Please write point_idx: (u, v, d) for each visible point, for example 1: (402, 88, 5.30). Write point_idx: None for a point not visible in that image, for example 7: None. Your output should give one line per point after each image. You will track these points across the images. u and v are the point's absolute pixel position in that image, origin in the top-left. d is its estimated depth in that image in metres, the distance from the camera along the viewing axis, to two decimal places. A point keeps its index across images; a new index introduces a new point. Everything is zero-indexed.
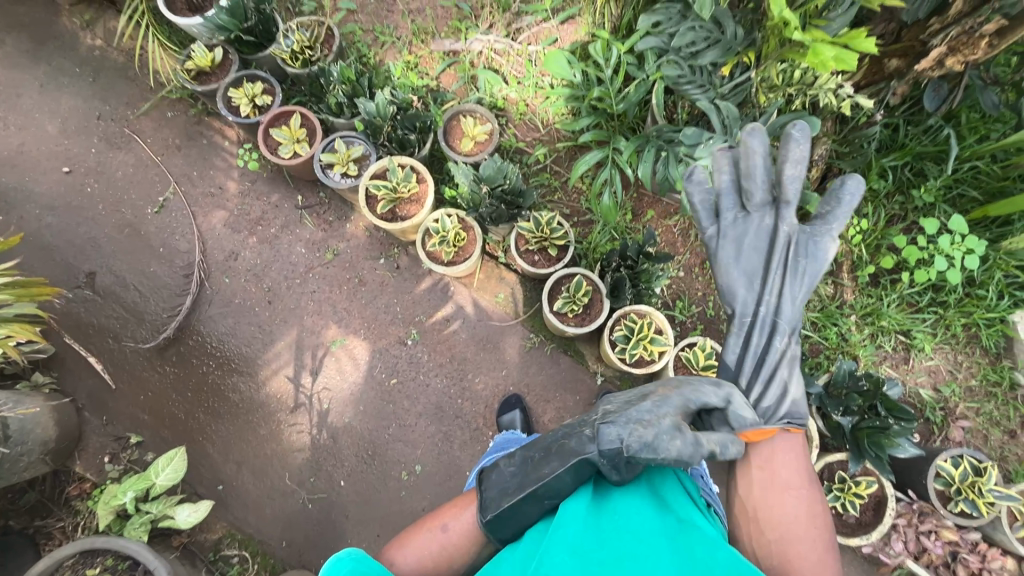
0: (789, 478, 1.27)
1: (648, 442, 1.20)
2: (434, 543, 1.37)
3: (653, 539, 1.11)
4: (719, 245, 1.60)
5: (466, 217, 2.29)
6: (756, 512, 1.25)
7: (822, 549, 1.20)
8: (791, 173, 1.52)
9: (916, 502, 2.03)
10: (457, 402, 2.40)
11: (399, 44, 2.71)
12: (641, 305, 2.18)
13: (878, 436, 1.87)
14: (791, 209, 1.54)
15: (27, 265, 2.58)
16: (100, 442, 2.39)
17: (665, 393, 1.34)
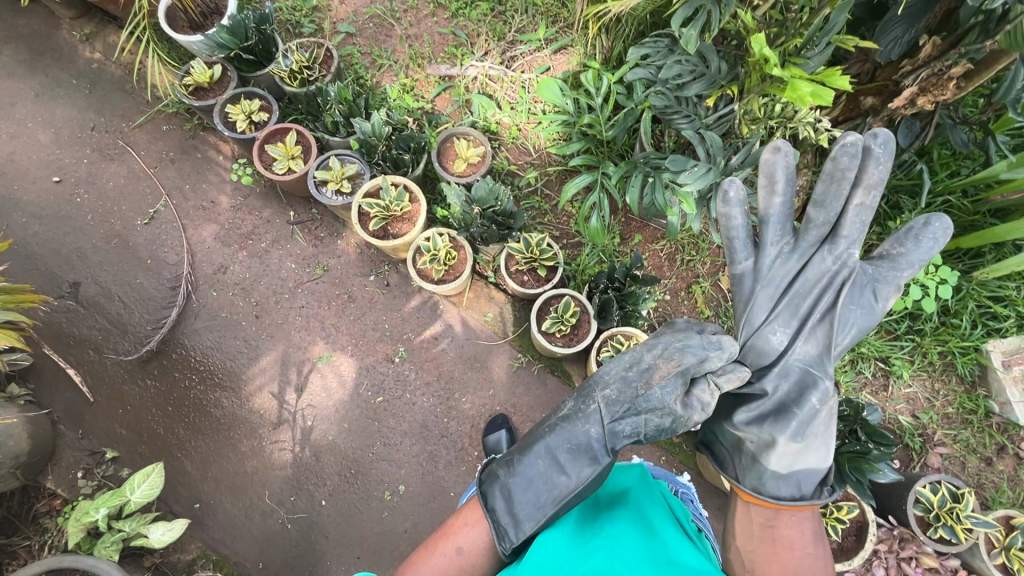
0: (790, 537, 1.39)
1: (663, 427, 1.48)
2: (453, 565, 1.37)
3: (630, 557, 1.20)
4: (754, 281, 1.63)
5: (457, 236, 2.32)
6: (753, 565, 1.39)
7: None
8: (861, 203, 1.52)
9: (897, 527, 2.06)
10: (443, 420, 2.39)
11: (396, 67, 2.78)
12: (629, 326, 2.20)
13: (857, 459, 1.88)
14: (854, 248, 1.56)
15: (8, 272, 2.55)
16: (74, 457, 2.33)
17: (669, 375, 1.47)
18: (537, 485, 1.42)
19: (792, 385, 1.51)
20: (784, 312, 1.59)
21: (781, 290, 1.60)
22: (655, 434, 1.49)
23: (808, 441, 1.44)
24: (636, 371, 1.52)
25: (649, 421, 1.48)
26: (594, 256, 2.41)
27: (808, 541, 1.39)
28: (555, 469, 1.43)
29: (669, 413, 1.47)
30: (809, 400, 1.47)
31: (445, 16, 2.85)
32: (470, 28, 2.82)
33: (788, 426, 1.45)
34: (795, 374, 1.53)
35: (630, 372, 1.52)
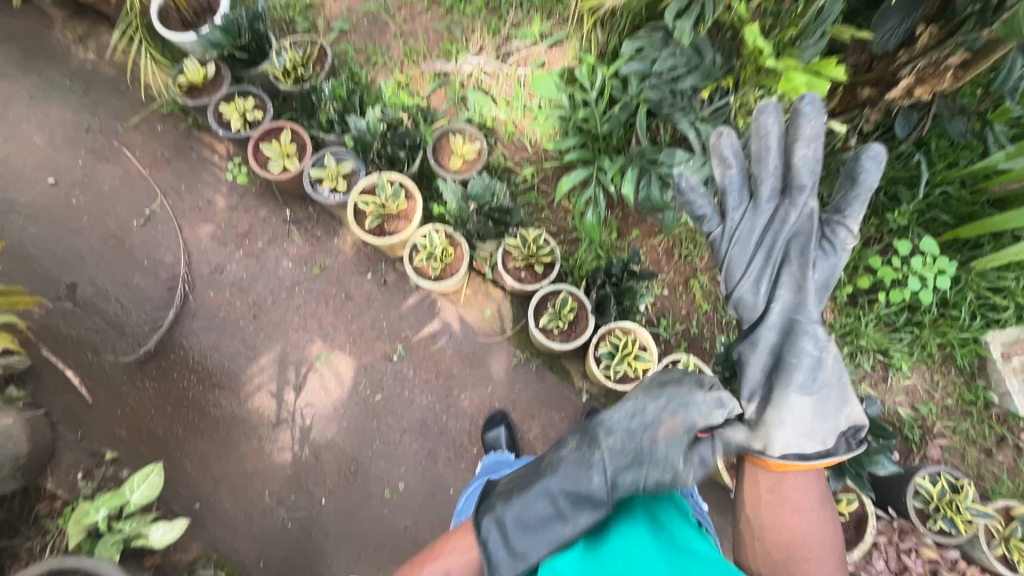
0: (801, 503, 1.28)
1: (664, 485, 1.34)
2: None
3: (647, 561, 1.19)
4: (729, 248, 1.55)
5: (453, 233, 2.32)
6: (763, 533, 1.27)
7: (833, 567, 1.23)
8: (804, 154, 1.44)
9: (896, 519, 2.06)
10: (442, 418, 2.39)
11: (390, 64, 2.77)
12: (626, 321, 2.20)
13: (856, 453, 1.88)
14: (806, 193, 1.46)
15: (5, 275, 2.55)
16: (74, 458, 2.33)
17: (676, 430, 1.38)
18: (535, 520, 1.32)
19: (784, 337, 1.45)
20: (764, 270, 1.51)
21: (756, 250, 1.52)
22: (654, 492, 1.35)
23: (819, 391, 1.38)
24: (641, 422, 1.41)
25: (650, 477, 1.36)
26: (592, 252, 2.41)
27: (819, 507, 1.28)
28: (551, 508, 1.33)
29: (671, 471, 1.35)
30: (804, 347, 1.40)
31: (440, 12, 2.84)
32: (464, 24, 2.80)
33: (790, 376, 1.39)
34: (789, 325, 1.45)
35: (634, 424, 1.42)
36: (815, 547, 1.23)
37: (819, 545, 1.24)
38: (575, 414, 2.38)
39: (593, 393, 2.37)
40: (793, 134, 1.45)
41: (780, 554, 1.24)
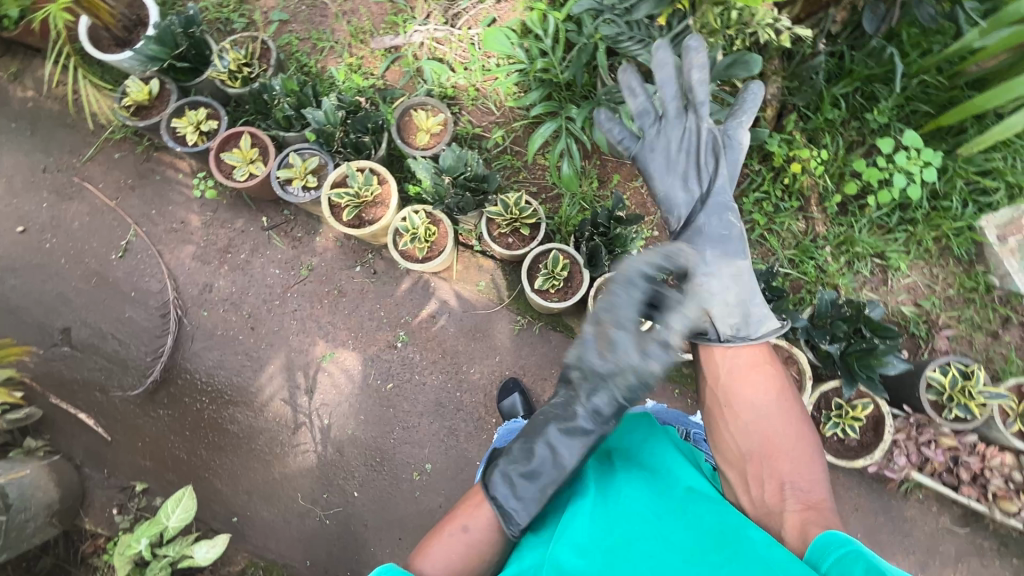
0: (760, 378, 1.32)
1: (634, 381, 1.33)
2: (460, 545, 1.26)
3: (662, 518, 1.15)
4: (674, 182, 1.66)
5: (433, 211, 2.28)
6: (728, 398, 1.30)
7: (797, 419, 1.26)
8: (699, 78, 1.64)
9: (912, 416, 2.07)
10: (456, 395, 2.41)
11: (338, 47, 2.66)
12: (620, 270, 2.18)
13: (867, 356, 1.93)
14: (704, 108, 1.66)
15: None
16: (106, 496, 2.36)
17: (609, 335, 1.35)
18: (532, 466, 1.34)
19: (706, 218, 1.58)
20: (669, 182, 1.67)
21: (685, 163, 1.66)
22: (632, 394, 1.34)
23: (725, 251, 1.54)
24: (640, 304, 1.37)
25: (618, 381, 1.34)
26: (575, 204, 2.37)
27: (777, 373, 1.34)
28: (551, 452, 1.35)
29: (628, 367, 1.32)
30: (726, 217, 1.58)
31: None
32: None
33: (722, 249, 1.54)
34: (715, 211, 1.58)
35: (623, 301, 1.35)
36: (784, 414, 1.26)
37: (787, 414, 1.26)
38: None
39: None
40: (686, 64, 1.63)
41: (752, 422, 1.25)
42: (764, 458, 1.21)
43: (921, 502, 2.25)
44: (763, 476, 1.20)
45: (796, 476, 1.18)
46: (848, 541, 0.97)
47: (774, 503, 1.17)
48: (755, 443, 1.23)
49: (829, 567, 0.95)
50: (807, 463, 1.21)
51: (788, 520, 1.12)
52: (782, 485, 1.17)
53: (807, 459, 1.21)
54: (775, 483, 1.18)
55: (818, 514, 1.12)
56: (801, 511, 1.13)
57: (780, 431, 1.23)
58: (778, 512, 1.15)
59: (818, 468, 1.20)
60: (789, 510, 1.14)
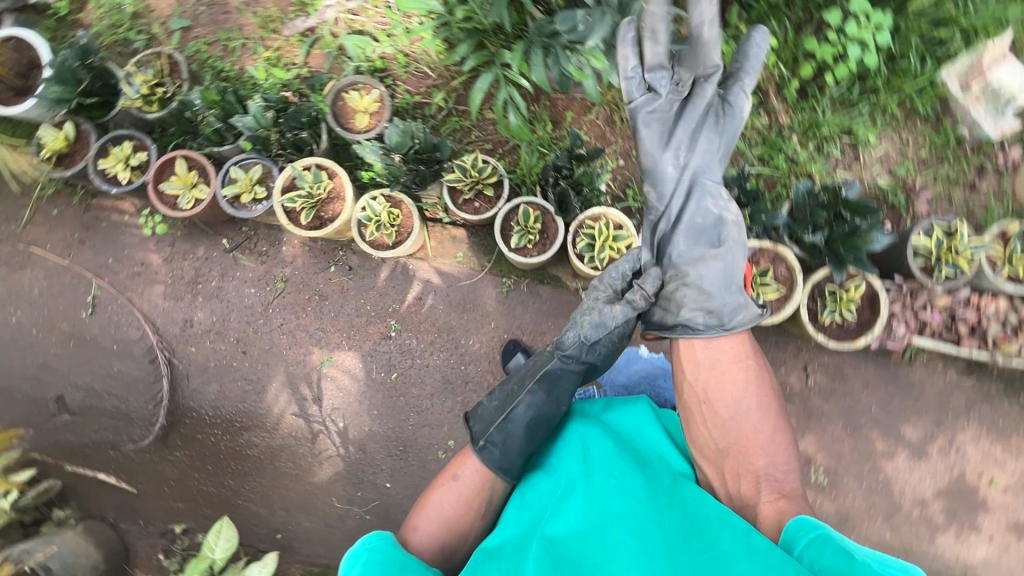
0: (739, 376, 1.50)
1: (597, 322, 1.68)
2: (451, 493, 1.48)
3: (648, 504, 1.32)
4: (660, 152, 1.75)
5: (392, 194, 2.19)
6: (710, 395, 1.49)
7: (770, 414, 1.46)
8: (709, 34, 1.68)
9: (905, 284, 2.09)
10: (461, 368, 2.41)
11: (251, 44, 2.50)
12: (593, 208, 2.12)
13: (851, 237, 1.92)
14: (710, 75, 1.74)
15: None
16: (149, 544, 2.39)
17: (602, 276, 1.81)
18: (501, 403, 1.60)
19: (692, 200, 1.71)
20: (661, 158, 1.75)
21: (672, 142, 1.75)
22: (594, 332, 1.68)
23: (712, 239, 1.67)
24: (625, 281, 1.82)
25: (585, 323, 1.69)
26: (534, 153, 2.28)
27: (753, 369, 1.53)
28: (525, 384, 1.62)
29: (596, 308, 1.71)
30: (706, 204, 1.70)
31: None
32: None
33: (705, 237, 1.68)
34: (700, 194, 1.72)
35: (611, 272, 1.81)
36: (760, 410, 1.46)
37: (764, 410, 1.46)
38: None
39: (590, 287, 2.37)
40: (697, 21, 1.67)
41: (732, 419, 1.44)
42: (744, 454, 1.41)
43: (926, 364, 2.33)
44: (740, 470, 1.40)
45: (769, 468, 1.39)
46: (818, 526, 1.17)
47: (749, 494, 1.38)
48: (735, 439, 1.43)
49: (807, 551, 1.14)
50: (780, 455, 1.42)
51: (764, 508, 1.33)
52: (759, 475, 1.38)
53: (777, 451, 1.42)
54: (750, 476, 1.39)
55: (788, 503, 1.33)
56: (775, 500, 1.33)
57: (758, 427, 1.44)
58: (752, 503, 1.37)
59: (788, 457, 1.42)
60: (764, 498, 1.35)
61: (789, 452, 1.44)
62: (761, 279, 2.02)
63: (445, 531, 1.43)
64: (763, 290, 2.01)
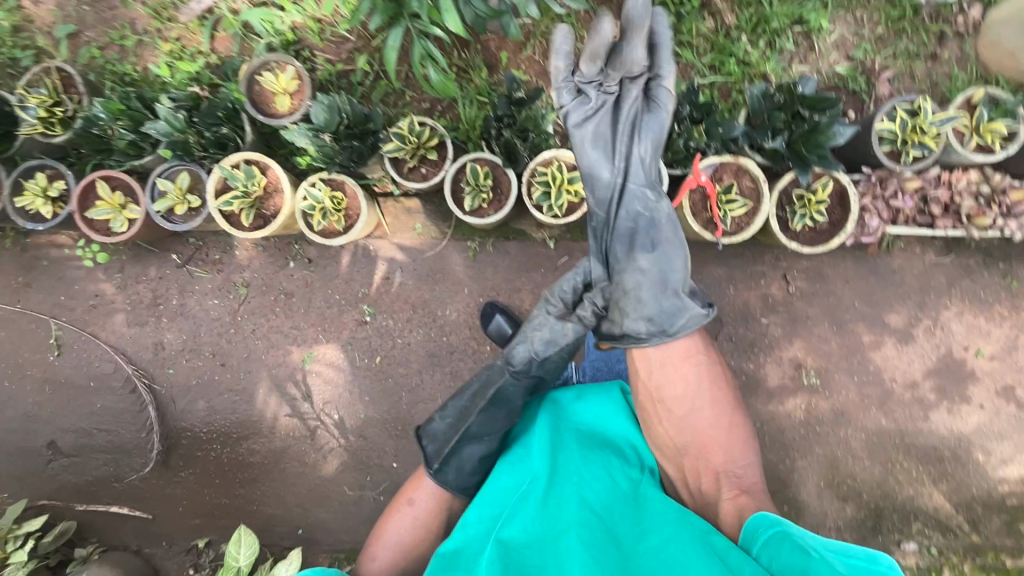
0: (692, 374, 1.55)
1: (547, 338, 1.69)
2: (407, 519, 1.60)
3: (612, 500, 1.38)
4: (591, 154, 1.69)
5: (331, 176, 2.04)
6: (663, 395, 1.54)
7: (724, 408, 1.52)
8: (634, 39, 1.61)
9: (874, 174, 2.00)
10: (444, 339, 2.38)
11: (149, 39, 2.29)
12: (542, 153, 1.99)
13: (813, 135, 1.83)
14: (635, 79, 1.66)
15: None
16: (178, 562, 2.45)
17: (545, 297, 1.78)
18: (453, 423, 1.66)
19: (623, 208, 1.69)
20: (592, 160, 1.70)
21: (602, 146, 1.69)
22: (545, 347, 1.68)
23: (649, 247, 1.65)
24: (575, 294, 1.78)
25: (536, 338, 1.69)
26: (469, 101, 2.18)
27: (705, 366, 1.58)
28: (477, 404, 1.65)
29: (547, 324, 1.70)
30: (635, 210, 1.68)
31: None
32: None
33: (639, 242, 1.66)
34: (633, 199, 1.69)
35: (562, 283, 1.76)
36: (713, 407, 1.52)
37: (721, 407, 1.52)
38: (553, 263, 2.34)
39: (557, 235, 2.30)
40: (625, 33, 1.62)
41: (687, 418, 1.51)
42: (704, 453, 1.47)
43: (904, 251, 2.31)
44: (700, 468, 1.47)
45: (727, 463, 1.46)
46: (777, 522, 1.20)
47: (711, 492, 1.44)
48: (692, 439, 1.49)
49: (768, 550, 1.16)
50: (738, 451, 1.48)
51: (723, 504, 1.38)
52: (718, 473, 1.44)
53: (734, 445, 1.49)
54: (710, 474, 1.46)
55: (747, 496, 1.39)
56: (735, 496, 1.39)
57: (715, 424, 1.50)
58: (712, 500, 1.43)
59: (745, 451, 1.49)
60: (723, 496, 1.40)
61: (746, 446, 1.50)
62: (726, 197, 1.94)
63: (402, 556, 1.57)
64: (730, 208, 1.94)
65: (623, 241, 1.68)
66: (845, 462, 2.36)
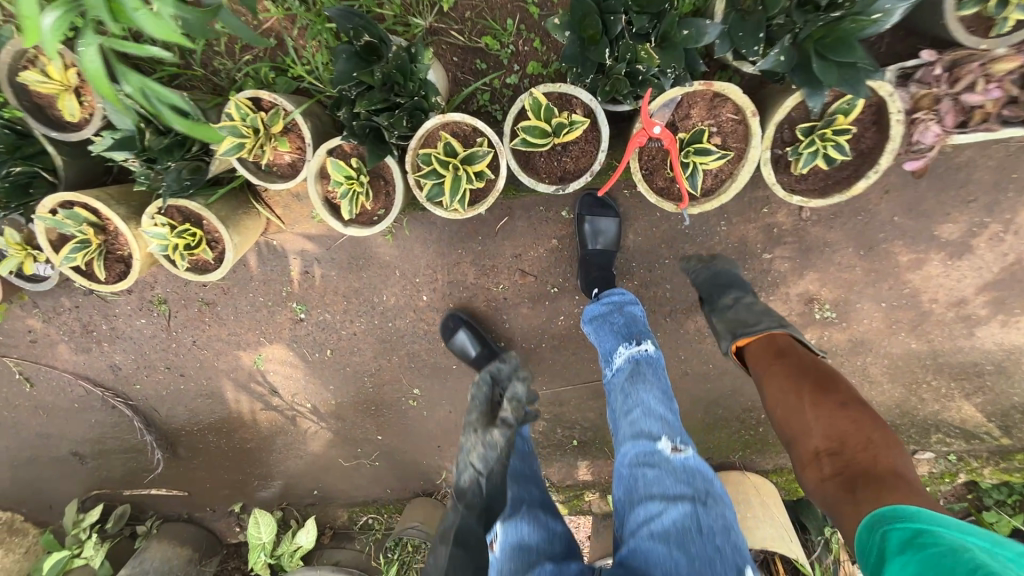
0: (777, 364, 1.41)
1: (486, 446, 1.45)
2: None
3: None
4: (613, 342, 1.53)
5: (167, 202, 1.55)
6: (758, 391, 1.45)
7: (826, 393, 1.29)
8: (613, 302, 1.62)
9: (944, 60, 1.26)
10: (390, 325, 2.11)
11: None
12: (426, 123, 1.39)
13: (839, 28, 1.13)
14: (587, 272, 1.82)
15: (37, 477, 2.73)
16: (226, 521, 2.76)
17: (469, 428, 1.55)
18: None
19: (632, 386, 1.39)
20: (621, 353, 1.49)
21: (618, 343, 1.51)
22: (489, 456, 1.44)
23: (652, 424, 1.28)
24: (490, 407, 1.63)
25: (475, 455, 1.45)
26: (311, 7, 1.55)
27: (797, 356, 1.41)
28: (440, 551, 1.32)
29: (481, 442, 1.47)
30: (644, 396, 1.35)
31: None
32: None
33: (647, 414, 1.31)
34: (632, 388, 1.38)
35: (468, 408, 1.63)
36: (803, 394, 1.32)
37: (801, 388, 1.32)
38: (491, 227, 1.89)
39: None
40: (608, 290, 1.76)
41: (778, 415, 1.36)
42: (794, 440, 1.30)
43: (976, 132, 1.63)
44: (804, 454, 1.27)
45: (834, 449, 1.22)
46: (881, 520, 1.00)
47: (816, 479, 1.23)
48: (786, 425, 1.34)
49: (877, 562, 0.97)
50: (846, 428, 1.23)
51: (825, 488, 1.19)
52: (817, 453, 1.24)
53: (846, 426, 1.23)
54: (812, 455, 1.25)
55: (858, 482, 1.14)
56: (835, 481, 1.18)
57: (798, 406, 1.31)
58: (825, 489, 1.20)
59: (860, 426, 1.22)
60: (823, 480, 1.21)
61: (860, 420, 1.23)
62: (694, 147, 1.32)
63: None
64: (703, 163, 1.33)
65: (652, 414, 1.31)
66: (860, 388, 2.05)
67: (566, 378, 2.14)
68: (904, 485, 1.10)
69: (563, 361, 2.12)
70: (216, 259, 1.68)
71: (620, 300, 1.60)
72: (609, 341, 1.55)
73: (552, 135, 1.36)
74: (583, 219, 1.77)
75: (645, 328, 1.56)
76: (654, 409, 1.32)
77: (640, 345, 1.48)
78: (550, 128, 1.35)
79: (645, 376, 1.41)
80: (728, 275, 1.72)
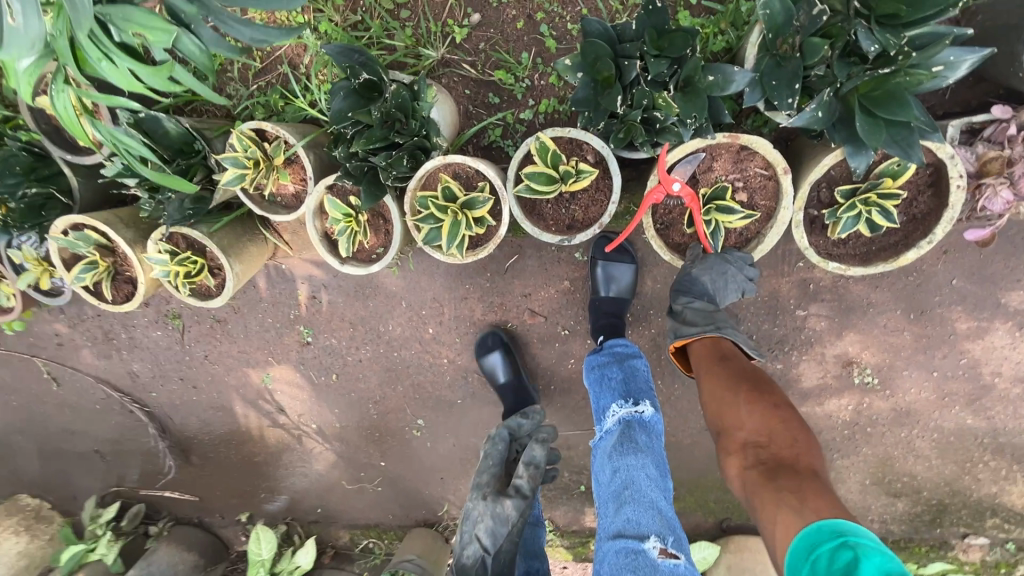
0: (722, 364, 1.28)
1: (494, 522, 1.54)
2: None
3: None
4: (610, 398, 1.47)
5: (168, 231, 1.56)
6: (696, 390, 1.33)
7: (762, 395, 1.20)
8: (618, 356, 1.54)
9: (1014, 120, 1.14)
10: (394, 353, 2.06)
11: None
12: (427, 166, 1.33)
13: (889, 83, 0.99)
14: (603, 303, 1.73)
15: (43, 473, 2.64)
16: (231, 530, 2.59)
17: (478, 488, 1.63)
18: None
19: (625, 459, 1.34)
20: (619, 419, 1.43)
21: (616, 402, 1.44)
22: (495, 538, 1.53)
23: (643, 514, 1.25)
24: (505, 464, 1.70)
25: (481, 528, 1.55)
26: (324, 36, 1.48)
27: (736, 357, 1.31)
28: None
29: (488, 513, 1.55)
30: (640, 475, 1.31)
31: None
32: None
33: (639, 498, 1.28)
34: (627, 463, 1.33)
35: (481, 463, 1.68)
36: (738, 390, 1.21)
37: (737, 386, 1.22)
38: (501, 266, 1.86)
39: None
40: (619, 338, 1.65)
41: (712, 417, 1.26)
42: (720, 432, 1.20)
43: None
44: (731, 452, 1.17)
45: (760, 445, 1.13)
46: (813, 540, 0.88)
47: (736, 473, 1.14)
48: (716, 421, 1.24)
49: None
50: (775, 427, 1.13)
51: (746, 479, 1.10)
52: (744, 445, 1.15)
53: (777, 428, 1.14)
54: (738, 450, 1.15)
55: (775, 476, 1.05)
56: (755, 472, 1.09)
57: (734, 401, 1.20)
58: (745, 486, 1.10)
59: (788, 426, 1.13)
60: (744, 470, 1.12)
61: (789, 421, 1.14)
62: (718, 204, 1.22)
63: None
64: (726, 221, 1.23)
65: (645, 498, 1.28)
66: (902, 462, 1.78)
67: (576, 423, 2.00)
68: (823, 484, 1.02)
69: (571, 406, 1.99)
70: (217, 285, 1.68)
71: (625, 354, 1.52)
72: (605, 397, 1.49)
73: (559, 183, 1.26)
74: (596, 263, 1.68)
75: (645, 386, 1.50)
76: (645, 493, 1.29)
77: (635, 407, 1.42)
78: (557, 175, 1.26)
79: (637, 444, 1.36)
80: (698, 283, 1.34)
